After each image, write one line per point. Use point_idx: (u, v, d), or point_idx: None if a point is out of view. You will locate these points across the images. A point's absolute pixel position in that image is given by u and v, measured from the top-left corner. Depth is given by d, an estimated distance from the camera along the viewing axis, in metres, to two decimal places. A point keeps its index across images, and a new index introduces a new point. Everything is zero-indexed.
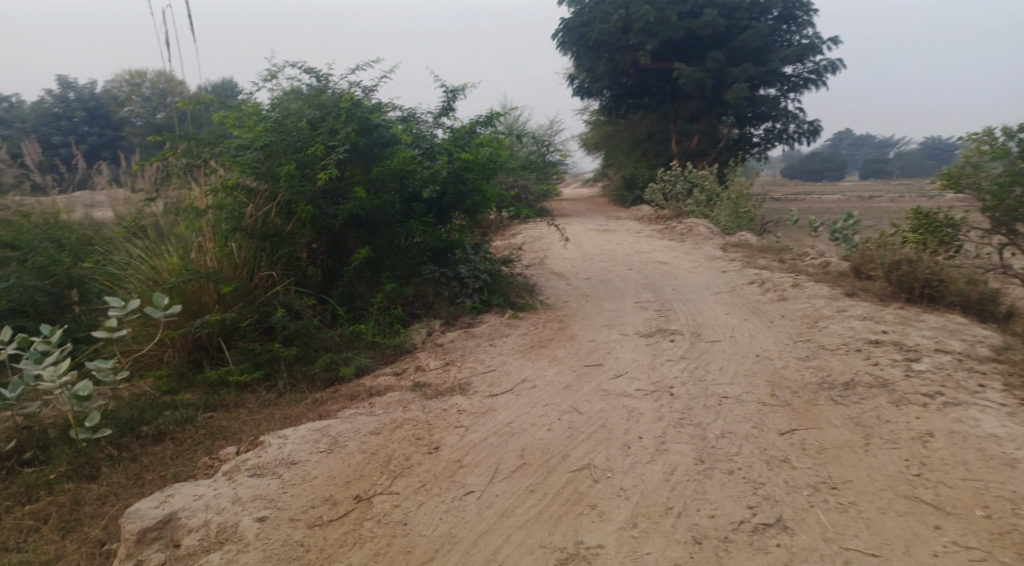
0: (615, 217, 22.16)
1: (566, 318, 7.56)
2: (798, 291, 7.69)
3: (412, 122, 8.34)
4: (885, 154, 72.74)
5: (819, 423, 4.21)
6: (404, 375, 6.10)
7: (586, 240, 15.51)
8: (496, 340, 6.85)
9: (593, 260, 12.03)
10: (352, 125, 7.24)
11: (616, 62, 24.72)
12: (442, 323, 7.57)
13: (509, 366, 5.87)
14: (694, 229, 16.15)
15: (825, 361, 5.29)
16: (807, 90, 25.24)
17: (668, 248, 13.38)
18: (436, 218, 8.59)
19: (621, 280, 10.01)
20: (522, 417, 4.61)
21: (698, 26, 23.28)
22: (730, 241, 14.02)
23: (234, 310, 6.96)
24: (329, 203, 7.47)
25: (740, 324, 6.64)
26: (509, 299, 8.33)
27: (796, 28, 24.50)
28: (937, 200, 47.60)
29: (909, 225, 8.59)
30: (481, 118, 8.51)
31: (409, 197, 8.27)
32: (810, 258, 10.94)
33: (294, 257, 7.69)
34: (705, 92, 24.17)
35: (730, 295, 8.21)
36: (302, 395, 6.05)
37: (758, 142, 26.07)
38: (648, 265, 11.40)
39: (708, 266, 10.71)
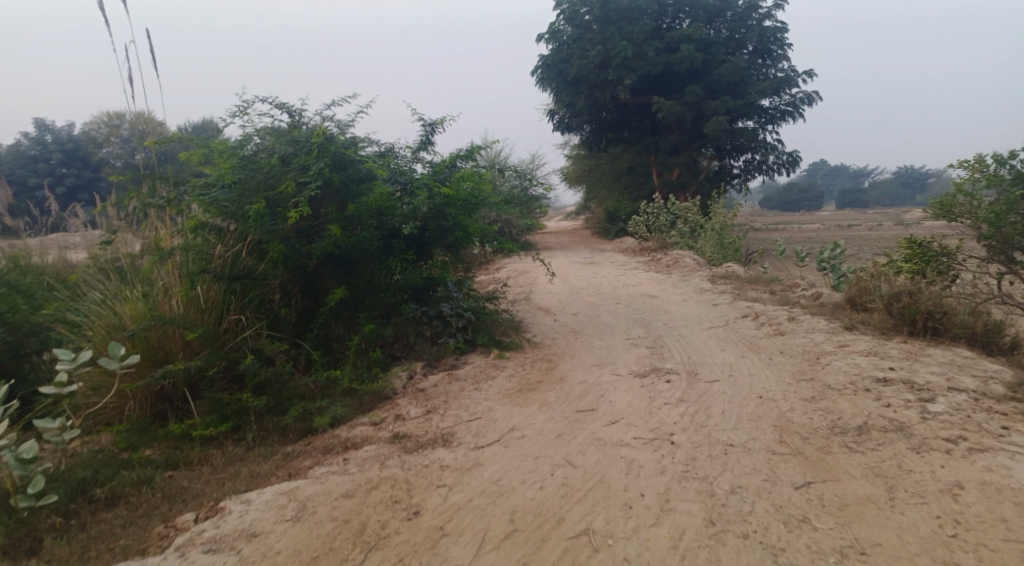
0: (599, 250, 21.94)
1: (554, 358, 7.19)
2: (795, 324, 7.39)
3: (390, 157, 8.03)
4: (861, 183, 73.85)
5: (836, 475, 3.86)
6: (383, 424, 5.67)
7: (571, 274, 15.23)
8: (482, 383, 6.45)
9: (579, 295, 11.70)
10: (325, 160, 6.89)
11: (596, 97, 24.79)
12: (423, 365, 7.16)
13: (495, 413, 5.47)
14: (679, 261, 15.95)
15: (833, 402, 4.95)
16: (785, 122, 25.42)
17: (655, 281, 13.12)
18: (416, 255, 8.26)
19: (609, 315, 9.68)
20: (511, 473, 4.21)
21: (676, 61, 23.44)
22: (717, 272, 13.79)
23: (200, 356, 6.51)
24: (303, 242, 7.09)
25: (738, 362, 6.30)
26: (495, 337, 7.92)
27: (772, 61, 24.74)
28: (915, 227, 48.15)
29: (903, 254, 8.36)
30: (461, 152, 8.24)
31: (388, 234, 7.92)
32: (801, 289, 10.70)
33: (267, 299, 7.25)
34: (685, 125, 24.25)
35: (724, 329, 7.89)
36: (272, 449, 5.60)
37: (738, 173, 26.12)
38: (636, 299, 11.09)
39: (697, 299, 10.42)
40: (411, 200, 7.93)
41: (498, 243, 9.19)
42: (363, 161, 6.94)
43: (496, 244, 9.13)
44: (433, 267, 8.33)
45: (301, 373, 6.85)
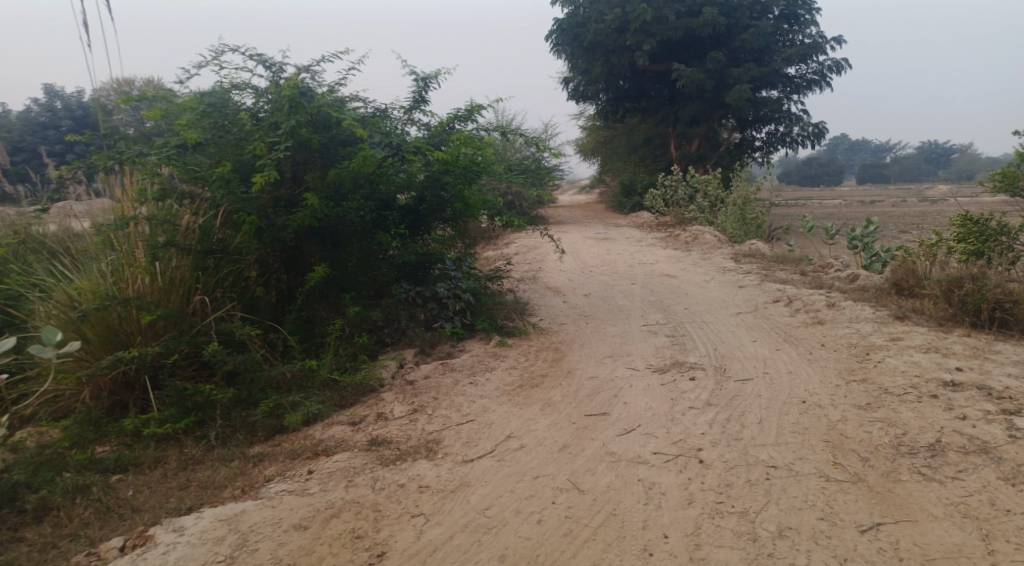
0: (614, 225, 21.00)
1: (562, 347, 6.41)
2: (835, 312, 6.54)
3: (381, 118, 7.19)
4: (883, 159, 71.96)
5: (913, 511, 3.09)
6: (363, 424, 4.92)
7: (584, 250, 14.37)
8: (479, 376, 5.68)
9: (591, 274, 10.88)
10: (301, 119, 6.04)
11: (613, 64, 23.61)
12: (415, 353, 6.41)
13: (491, 415, 4.69)
14: (698, 237, 15.04)
15: (893, 411, 4.15)
16: (811, 92, 24.20)
17: (673, 259, 12.25)
18: (411, 229, 7.51)
19: (624, 297, 8.86)
20: (504, 497, 3.47)
21: (697, 26, 22.21)
22: (739, 250, 12.91)
23: (163, 341, 5.76)
24: (281, 213, 6.30)
25: (772, 357, 5.48)
26: (497, 322, 7.13)
27: (799, 27, 23.43)
28: (940, 203, 46.66)
29: (954, 233, 7.46)
30: (462, 114, 7.39)
31: (379, 205, 7.16)
32: (834, 270, 9.82)
33: (242, 276, 6.49)
34: (706, 94, 23.11)
35: (754, 316, 7.05)
36: (235, 450, 4.88)
37: (760, 145, 24.96)
38: (654, 279, 10.24)
39: (720, 280, 9.56)
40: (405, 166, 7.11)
41: (504, 216, 8.38)
42: (346, 119, 6.10)
43: (503, 218, 8.33)
44: (428, 244, 7.63)
45: (278, 361, 6.10)
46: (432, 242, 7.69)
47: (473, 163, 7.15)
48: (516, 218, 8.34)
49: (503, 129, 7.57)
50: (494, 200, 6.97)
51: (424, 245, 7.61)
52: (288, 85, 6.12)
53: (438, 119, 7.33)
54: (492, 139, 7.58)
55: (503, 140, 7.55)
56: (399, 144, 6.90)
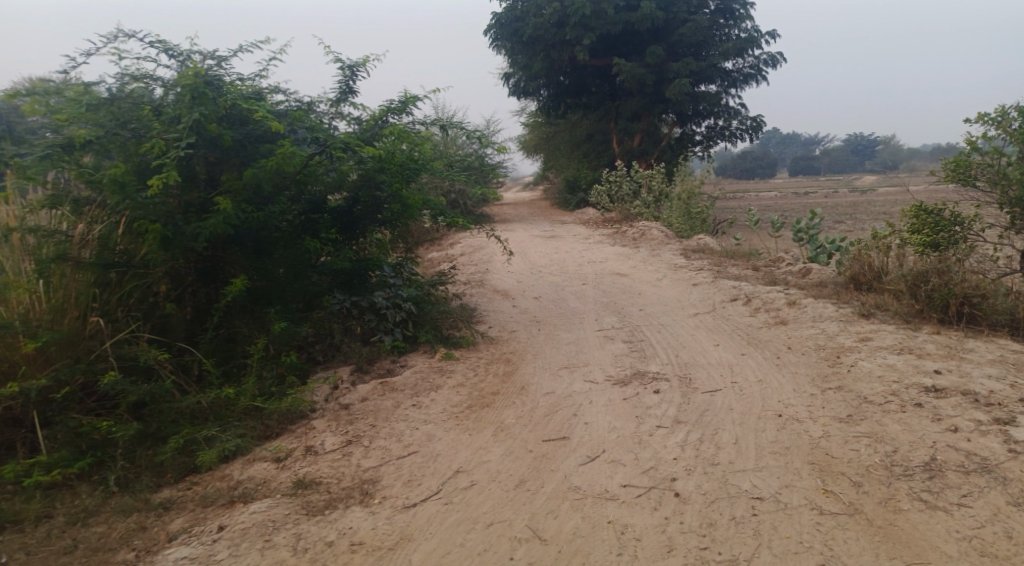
0: (560, 222, 20.68)
1: (513, 358, 5.90)
2: (797, 310, 6.22)
3: (306, 112, 6.52)
4: (814, 151, 74.23)
5: (923, 550, 2.78)
6: (289, 459, 4.31)
7: (530, 250, 13.90)
8: (422, 396, 5.12)
9: (541, 275, 10.42)
10: (208, 112, 5.33)
11: (553, 59, 23.24)
12: (351, 371, 5.80)
13: (436, 445, 4.15)
14: (646, 233, 14.77)
15: (879, 423, 3.79)
16: (748, 85, 24.35)
17: (622, 256, 11.90)
18: (346, 233, 6.90)
19: (576, 299, 8.42)
20: (459, 555, 2.99)
21: (636, 20, 22.03)
22: (688, 246, 12.67)
23: (53, 370, 4.99)
24: (192, 219, 5.58)
25: (739, 363, 5.09)
26: (442, 332, 6.57)
27: (734, 22, 23.50)
28: (869, 193, 48.32)
29: (908, 223, 7.21)
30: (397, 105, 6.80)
31: (310, 206, 6.54)
32: (786, 264, 9.60)
33: (151, 292, 5.75)
34: (646, 89, 22.98)
35: (712, 316, 6.68)
36: (140, 497, 4.20)
37: (700, 139, 25.02)
38: (606, 278, 9.84)
39: (673, 278, 9.22)
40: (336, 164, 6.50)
41: (448, 217, 7.84)
42: (262, 110, 5.44)
43: (447, 221, 7.79)
44: (364, 249, 7.05)
45: (194, 388, 5.40)
46: (369, 247, 7.11)
47: (414, 161, 6.56)
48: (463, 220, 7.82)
49: (455, 122, 7.04)
50: (441, 205, 6.39)
51: (360, 250, 7.03)
52: (190, 74, 5.38)
53: (372, 111, 6.73)
54: (453, 134, 7.05)
55: (462, 131, 7.02)
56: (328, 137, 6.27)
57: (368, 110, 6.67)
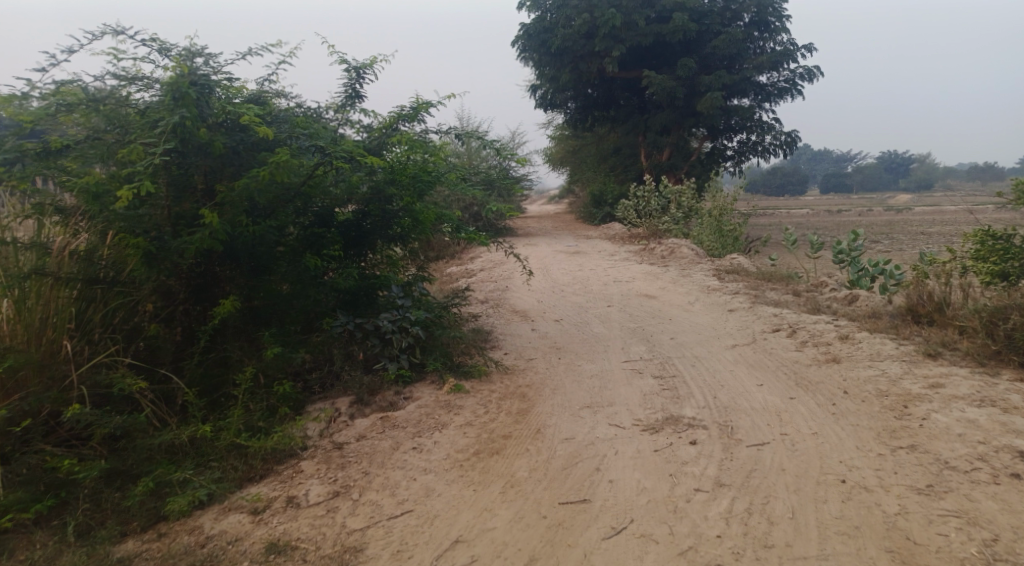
0: (585, 237, 20.07)
1: (530, 393, 5.30)
2: (851, 346, 5.53)
3: (313, 116, 6.02)
4: (845, 168, 72.74)
5: None
6: (269, 512, 3.76)
7: (553, 266, 13.32)
8: (424, 438, 4.54)
9: (563, 295, 9.82)
10: (193, 116, 4.82)
11: (581, 71, 22.70)
12: (351, 403, 5.25)
13: (436, 504, 3.56)
14: (675, 251, 14.11)
15: (970, 499, 3.13)
16: (783, 100, 23.54)
17: (650, 276, 11.25)
18: (352, 249, 6.40)
19: (601, 323, 7.81)
20: None
21: (667, 32, 21.42)
22: (720, 265, 11.99)
23: (21, 396, 4.53)
24: (180, 233, 5.10)
25: (788, 409, 4.44)
26: (453, 359, 5.99)
27: (769, 35, 22.77)
28: (903, 212, 47.03)
29: (973, 249, 6.45)
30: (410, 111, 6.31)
31: (316, 220, 6.06)
32: (829, 290, 8.89)
33: (137, 311, 5.29)
34: (677, 102, 22.32)
35: (753, 349, 6.02)
36: (96, 551, 3.68)
37: (732, 155, 24.27)
38: (633, 300, 9.21)
39: (706, 302, 8.55)
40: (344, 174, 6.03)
41: (464, 231, 7.33)
42: (255, 116, 4.97)
43: (462, 236, 7.28)
44: (371, 267, 6.55)
45: (176, 419, 4.89)
46: (377, 264, 6.62)
47: (426, 172, 6.07)
48: (480, 236, 7.30)
49: (475, 132, 6.54)
50: (457, 221, 5.89)
51: (368, 268, 6.54)
52: (176, 74, 4.88)
53: (383, 118, 6.24)
54: (471, 143, 6.55)
55: (481, 141, 6.52)
56: (335, 144, 5.79)
57: (380, 116, 6.19)
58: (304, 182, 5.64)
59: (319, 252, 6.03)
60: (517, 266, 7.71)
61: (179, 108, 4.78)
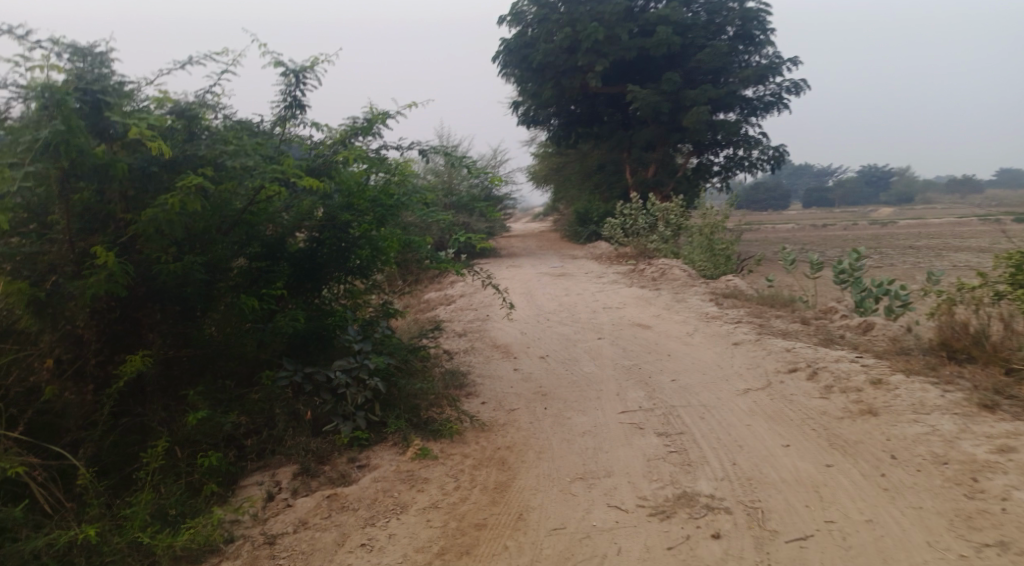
0: (570, 258, 19.27)
1: (509, 459, 4.43)
2: (885, 393, 4.71)
3: (251, 134, 5.18)
4: (827, 182, 72.87)
5: None
6: None
7: (538, 291, 12.48)
8: (380, 531, 3.66)
9: (549, 326, 8.97)
10: (78, 126, 3.94)
11: (564, 86, 22.00)
12: (295, 476, 4.38)
13: None
14: (666, 272, 13.32)
15: None
16: (769, 114, 23.01)
17: (642, 301, 10.43)
18: (303, 285, 5.54)
19: (591, 361, 6.96)
20: None
21: (651, 46, 20.81)
22: (716, 289, 11.20)
23: None
24: (77, 279, 4.25)
25: (827, 482, 3.61)
26: (419, 414, 5.11)
27: (754, 48, 22.27)
28: (886, 225, 46.85)
29: (1010, 272, 5.63)
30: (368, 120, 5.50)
31: (263, 250, 5.20)
32: (839, 316, 8.10)
33: (33, 368, 4.31)
34: (662, 117, 21.69)
35: (767, 394, 5.20)
36: None
37: (718, 170, 23.68)
38: (626, 330, 8.37)
39: (706, 333, 7.73)
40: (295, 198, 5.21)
41: (436, 260, 6.48)
42: (149, 129, 4.13)
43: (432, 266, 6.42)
44: (326, 304, 5.69)
45: (75, 506, 3.97)
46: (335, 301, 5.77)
47: (387, 192, 5.25)
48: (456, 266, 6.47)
49: (446, 146, 5.76)
50: (428, 250, 5.03)
51: (323, 305, 5.68)
52: (57, 78, 4.00)
53: (336, 131, 5.42)
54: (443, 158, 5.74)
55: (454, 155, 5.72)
56: (276, 161, 4.95)
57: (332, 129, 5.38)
58: (245, 208, 4.80)
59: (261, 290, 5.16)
60: (499, 303, 6.82)
61: (54, 120, 3.86)
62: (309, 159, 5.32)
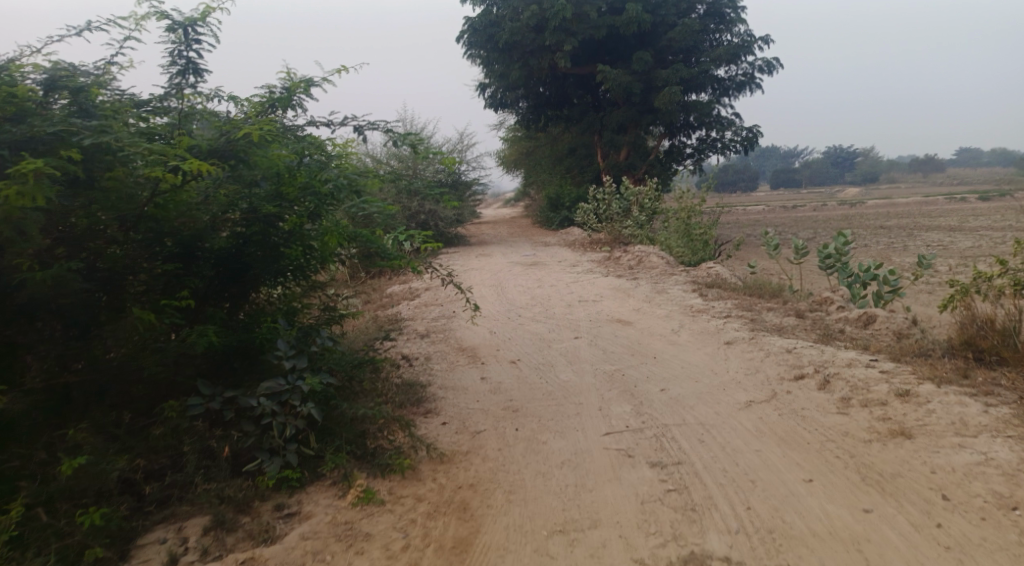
0: (542, 245, 18.46)
1: (472, 505, 3.62)
2: (915, 409, 3.99)
3: (159, 111, 4.33)
4: (795, 163, 72.97)
5: None
6: None
7: (508, 284, 11.63)
8: None
9: (520, 325, 8.13)
10: None
11: (532, 66, 21.06)
12: (206, 532, 3.51)
13: None
14: (643, 260, 12.57)
15: None
16: (742, 94, 22.37)
17: (620, 294, 9.66)
18: (230, 289, 4.71)
19: (567, 366, 6.16)
20: None
21: (621, 24, 19.99)
22: (698, 278, 10.46)
23: None
24: None
25: (872, 538, 2.90)
26: (364, 443, 4.26)
27: (725, 26, 21.54)
28: (855, 206, 46.87)
29: None
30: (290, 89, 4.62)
31: (172, 248, 4.30)
32: (835, 308, 7.41)
33: None
34: (634, 98, 20.90)
35: (774, 408, 4.47)
36: None
37: (691, 153, 23.01)
38: (605, 328, 7.59)
39: (694, 330, 6.97)
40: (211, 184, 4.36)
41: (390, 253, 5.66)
42: None
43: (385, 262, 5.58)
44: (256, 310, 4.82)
45: None
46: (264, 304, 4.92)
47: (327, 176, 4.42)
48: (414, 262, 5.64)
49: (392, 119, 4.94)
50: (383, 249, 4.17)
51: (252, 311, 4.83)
52: None
53: (251, 102, 4.54)
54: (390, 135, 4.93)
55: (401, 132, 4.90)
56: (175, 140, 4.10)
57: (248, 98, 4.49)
58: (148, 199, 3.99)
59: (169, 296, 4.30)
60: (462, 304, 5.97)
61: None
62: (219, 134, 4.29)
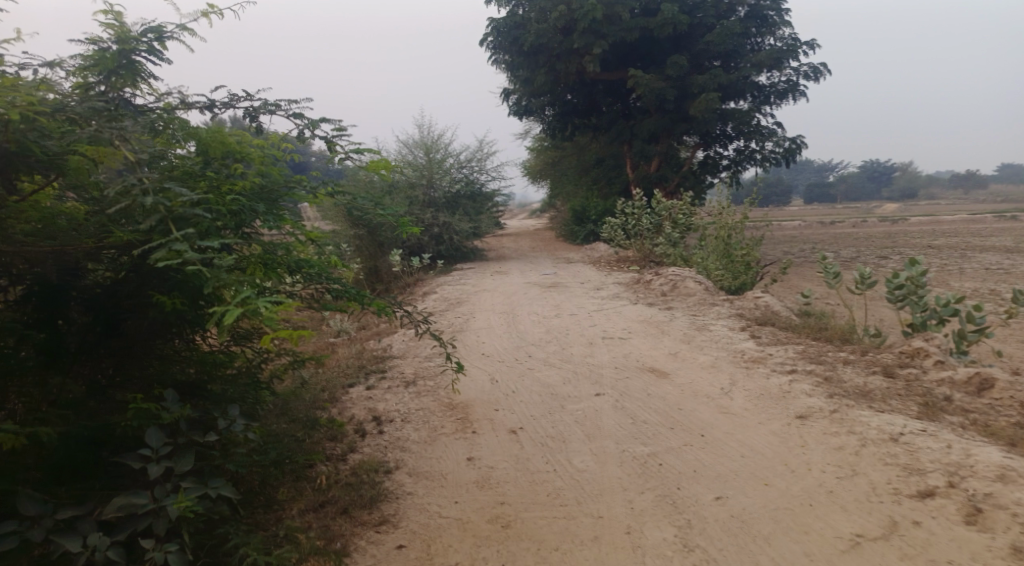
0: (564, 262, 16.94)
1: None
2: None
3: None
4: (829, 177, 70.57)
5: None
6: None
7: (521, 311, 10.14)
8: None
9: (530, 372, 6.61)
10: None
11: (559, 71, 19.54)
12: None
13: None
14: (677, 285, 10.99)
15: None
16: (784, 102, 20.67)
17: (652, 331, 8.12)
18: (112, 344, 3.35)
19: (582, 442, 4.67)
20: None
21: (655, 26, 18.42)
22: (745, 312, 8.86)
23: None
24: None
25: None
26: None
27: (767, 30, 19.89)
28: (898, 222, 44.59)
29: None
30: (121, 44, 3.34)
31: (17, 286, 3.14)
32: (930, 363, 5.81)
33: None
34: (667, 106, 19.31)
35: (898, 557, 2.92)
36: None
37: (727, 164, 21.34)
38: (636, 380, 6.03)
39: (751, 390, 5.42)
40: (75, 189, 3.16)
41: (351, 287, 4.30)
42: None
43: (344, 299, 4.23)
44: (158, 365, 3.45)
45: None
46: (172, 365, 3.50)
47: (171, 184, 2.84)
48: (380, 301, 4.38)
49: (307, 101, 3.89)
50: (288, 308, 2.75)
51: (160, 370, 3.45)
52: None
53: (76, 71, 3.31)
54: (313, 123, 3.74)
55: (322, 120, 3.77)
56: None
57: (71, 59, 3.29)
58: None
59: (21, 367, 3.07)
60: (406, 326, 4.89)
61: None
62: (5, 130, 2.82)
